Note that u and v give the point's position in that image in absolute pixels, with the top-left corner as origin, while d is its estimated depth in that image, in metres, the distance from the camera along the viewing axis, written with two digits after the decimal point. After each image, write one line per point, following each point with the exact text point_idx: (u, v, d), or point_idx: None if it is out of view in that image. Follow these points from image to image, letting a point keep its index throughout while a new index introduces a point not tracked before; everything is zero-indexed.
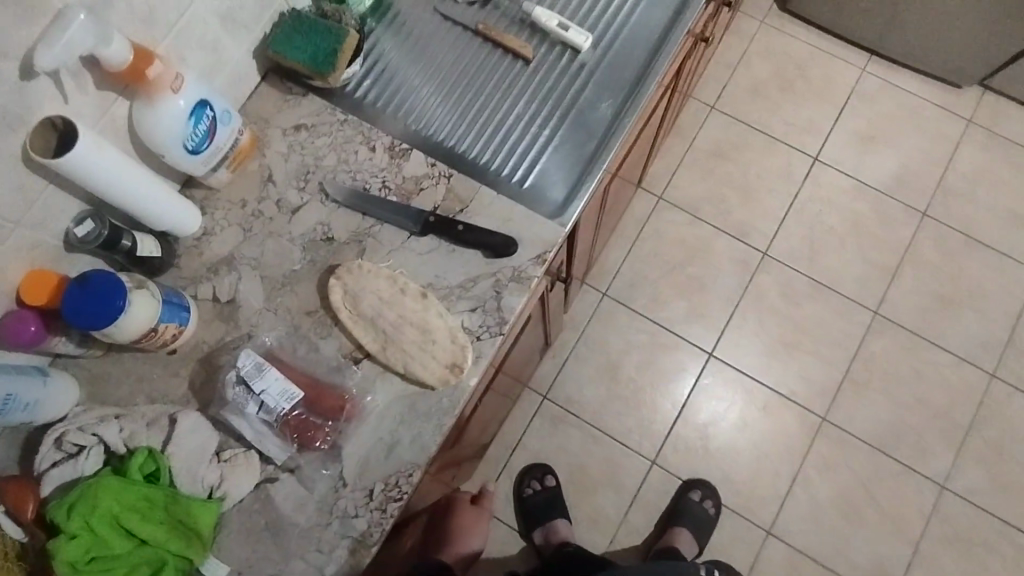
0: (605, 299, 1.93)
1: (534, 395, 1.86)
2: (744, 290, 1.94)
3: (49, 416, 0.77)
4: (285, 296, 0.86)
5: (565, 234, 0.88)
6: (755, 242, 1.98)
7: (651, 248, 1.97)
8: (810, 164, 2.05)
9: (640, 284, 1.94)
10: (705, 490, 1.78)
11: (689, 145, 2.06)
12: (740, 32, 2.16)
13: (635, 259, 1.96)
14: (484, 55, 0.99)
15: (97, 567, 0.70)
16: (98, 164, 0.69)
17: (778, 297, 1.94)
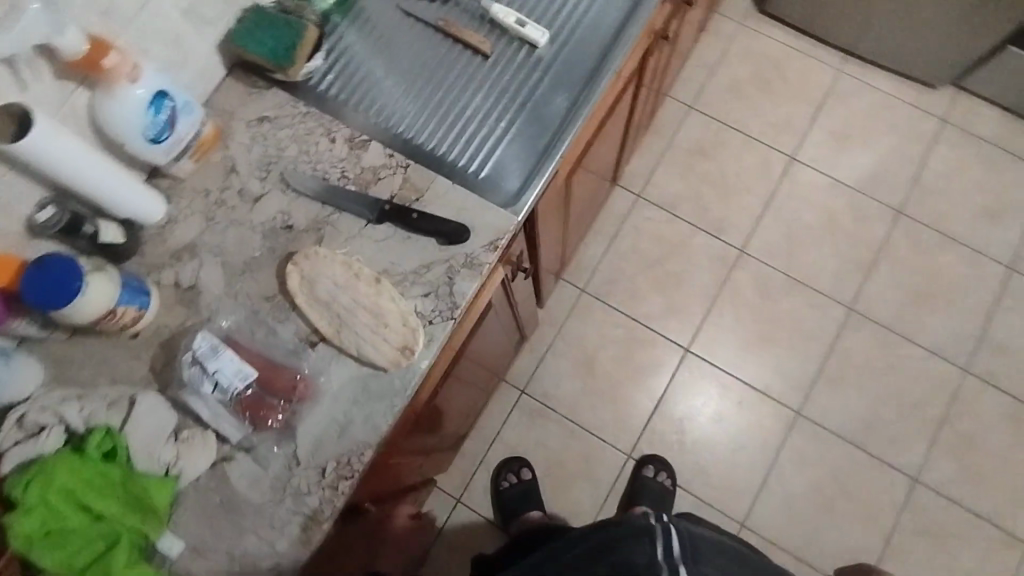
0: (583, 295, 1.96)
1: (512, 389, 1.89)
2: (721, 286, 1.97)
3: (10, 396, 0.80)
4: (246, 282, 0.88)
5: (517, 223, 0.91)
6: (731, 239, 2.01)
7: (629, 245, 2.00)
8: (786, 163, 2.08)
9: (618, 280, 1.97)
10: (658, 463, 1.81)
11: (668, 143, 2.09)
12: (719, 32, 2.19)
13: (614, 255, 1.99)
14: (444, 50, 1.02)
15: (53, 541, 0.73)
16: (55, 149, 0.72)
17: (754, 293, 1.97)
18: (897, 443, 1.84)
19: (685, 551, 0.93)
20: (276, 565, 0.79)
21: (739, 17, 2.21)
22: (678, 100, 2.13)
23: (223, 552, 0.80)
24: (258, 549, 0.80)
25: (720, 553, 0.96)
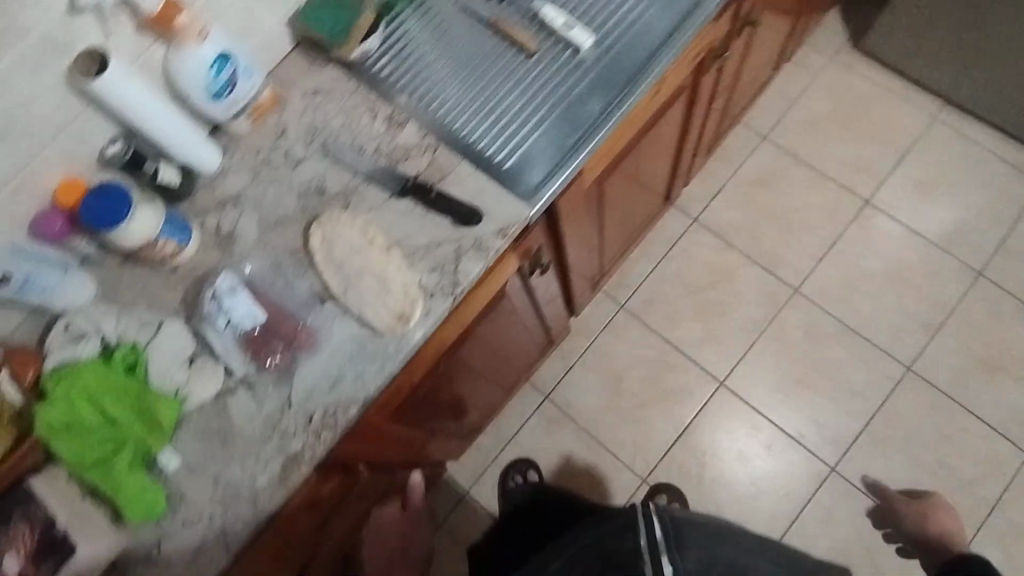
0: (622, 311, 1.94)
1: (536, 393, 1.90)
2: (767, 323, 1.90)
3: (62, 303, 0.90)
4: (276, 235, 0.96)
5: (531, 215, 0.94)
6: (786, 277, 1.93)
7: (677, 268, 1.96)
8: (859, 207, 1.98)
9: (660, 301, 1.94)
10: (673, 494, 1.75)
11: (734, 171, 2.04)
12: (806, 64, 2.12)
13: (659, 276, 1.96)
14: (492, 45, 1.06)
15: (70, 433, 0.82)
16: (126, 91, 0.82)
17: (802, 335, 1.88)
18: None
19: (676, 543, 0.82)
20: (254, 496, 0.85)
21: (830, 51, 2.13)
22: (751, 129, 2.08)
23: (211, 475, 0.87)
24: (241, 478, 0.86)
25: (714, 541, 0.84)
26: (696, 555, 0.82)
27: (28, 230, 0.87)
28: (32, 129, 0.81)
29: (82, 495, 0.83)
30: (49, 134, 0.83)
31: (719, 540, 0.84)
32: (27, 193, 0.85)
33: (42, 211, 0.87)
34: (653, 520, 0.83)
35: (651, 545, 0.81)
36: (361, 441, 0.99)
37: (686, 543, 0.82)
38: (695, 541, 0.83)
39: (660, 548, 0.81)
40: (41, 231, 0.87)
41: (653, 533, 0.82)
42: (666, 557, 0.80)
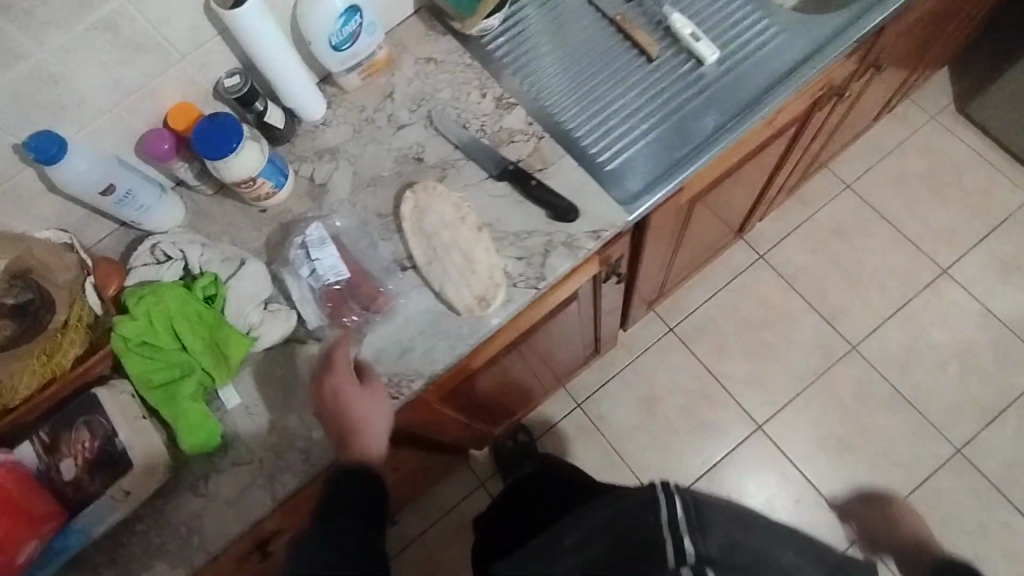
0: (670, 334, 1.90)
1: (569, 399, 1.87)
2: (818, 376, 1.84)
3: (152, 224, 0.92)
4: (367, 195, 0.96)
5: (627, 222, 0.91)
6: (845, 332, 1.87)
7: (734, 301, 1.92)
8: (935, 274, 1.91)
9: (710, 331, 1.90)
10: None
11: (810, 215, 1.98)
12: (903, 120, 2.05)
13: (714, 306, 1.91)
14: (612, 44, 1.04)
15: (143, 352, 0.84)
16: (259, 27, 0.81)
17: (850, 394, 1.82)
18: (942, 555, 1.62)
19: (696, 527, 0.67)
20: (307, 449, 0.85)
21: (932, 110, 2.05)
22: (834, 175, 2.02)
23: (268, 420, 0.87)
24: (296, 428, 0.86)
25: (738, 527, 0.69)
26: (718, 543, 0.67)
27: (137, 146, 0.87)
28: (161, 49, 0.80)
29: (142, 415, 0.82)
30: (175, 56, 0.82)
31: (745, 526, 0.70)
32: (143, 110, 0.85)
33: (151, 130, 0.86)
34: (672, 501, 0.69)
35: (668, 528, 0.68)
36: (410, 415, 0.98)
37: (709, 523, 0.68)
38: (720, 528, 0.68)
39: (681, 530, 0.67)
40: (150, 150, 0.86)
41: (674, 513, 0.68)
42: (687, 540, 0.66)
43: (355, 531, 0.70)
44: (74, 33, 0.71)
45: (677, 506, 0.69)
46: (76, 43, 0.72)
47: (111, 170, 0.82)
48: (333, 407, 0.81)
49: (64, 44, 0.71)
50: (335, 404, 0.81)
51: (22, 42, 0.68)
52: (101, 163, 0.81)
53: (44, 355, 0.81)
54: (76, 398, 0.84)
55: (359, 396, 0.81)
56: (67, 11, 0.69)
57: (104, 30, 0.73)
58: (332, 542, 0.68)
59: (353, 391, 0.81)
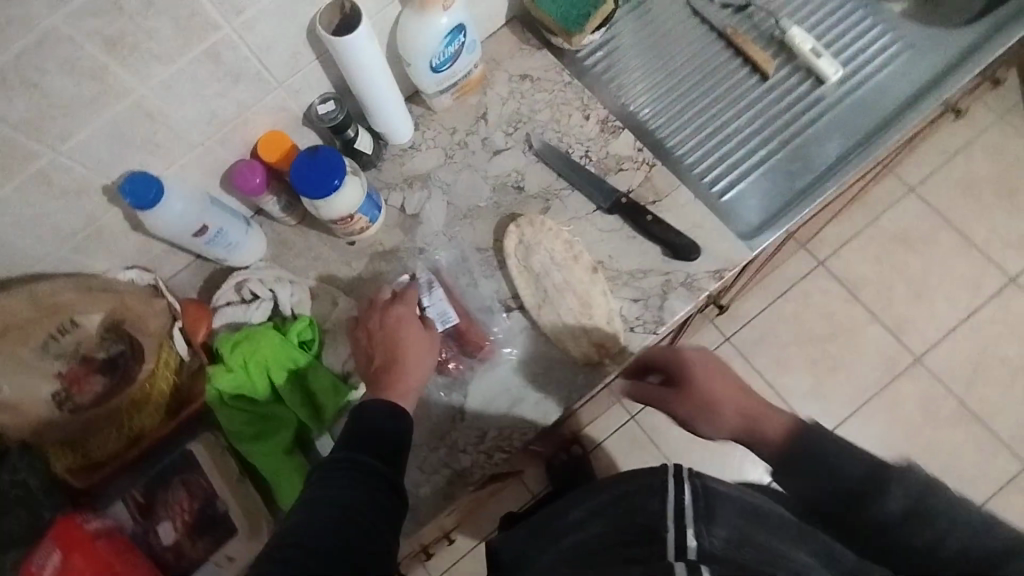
0: (725, 345, 1.42)
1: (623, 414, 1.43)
2: (879, 390, 1.39)
3: (236, 260, 0.85)
4: (464, 228, 0.89)
5: (751, 258, 0.85)
6: (909, 341, 1.40)
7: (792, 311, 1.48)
8: (1001, 283, 1.42)
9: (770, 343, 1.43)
10: None
11: (875, 215, 1.47)
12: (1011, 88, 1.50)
13: (778, 317, 1.44)
14: (722, 59, 0.96)
15: (239, 404, 0.79)
16: (365, 53, 0.74)
17: (913, 409, 1.38)
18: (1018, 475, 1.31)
19: (702, 512, 0.61)
20: (414, 506, 0.80)
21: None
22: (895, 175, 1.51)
23: None
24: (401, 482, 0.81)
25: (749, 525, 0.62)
26: (724, 536, 0.60)
27: (224, 178, 0.81)
28: (260, 78, 0.73)
29: (240, 473, 0.79)
30: (272, 84, 0.75)
31: (756, 524, 0.64)
32: (234, 141, 0.77)
33: (240, 161, 0.79)
34: (682, 483, 0.65)
35: (674, 520, 0.60)
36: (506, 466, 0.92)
37: (720, 515, 0.62)
38: (726, 521, 0.62)
39: (685, 519, 0.60)
40: (239, 184, 0.79)
41: (681, 501, 0.62)
42: (691, 530, 0.59)
43: (380, 472, 0.60)
44: (177, 67, 0.65)
45: (688, 492, 0.64)
46: (178, 78, 0.66)
47: (203, 211, 0.76)
48: (387, 342, 0.76)
49: (165, 79, 0.65)
50: (388, 337, 0.76)
51: (123, 79, 0.63)
52: (195, 204, 0.74)
53: (132, 406, 0.77)
54: (167, 455, 0.79)
55: (416, 341, 0.76)
56: (171, 43, 0.63)
57: (206, 62, 0.67)
58: (354, 476, 0.59)
59: (410, 332, 0.76)
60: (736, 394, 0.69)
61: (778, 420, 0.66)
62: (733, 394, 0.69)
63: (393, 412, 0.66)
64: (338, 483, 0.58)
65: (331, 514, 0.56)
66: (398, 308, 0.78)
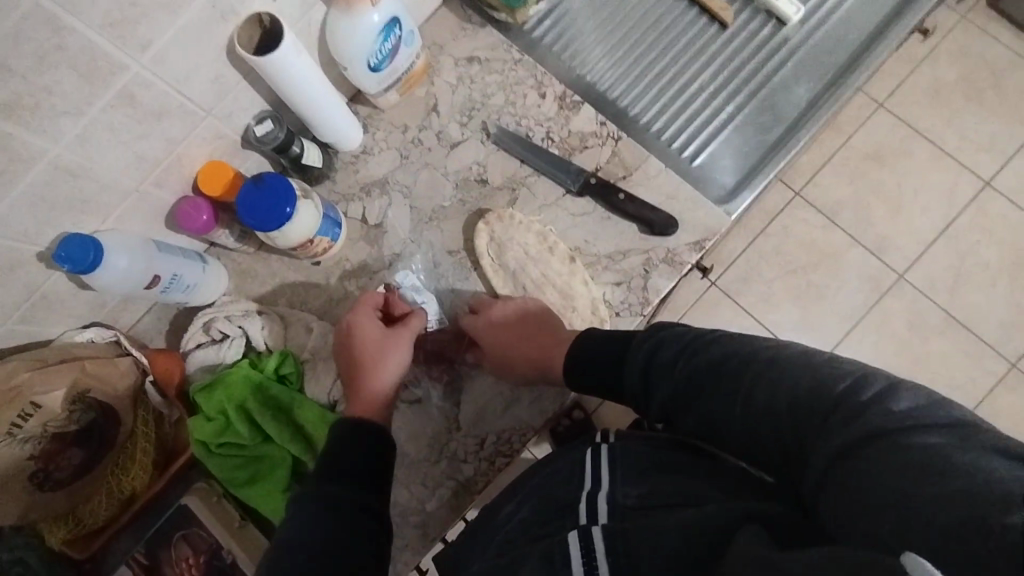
0: (713, 290, 1.26)
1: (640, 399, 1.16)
2: (866, 312, 1.23)
3: (201, 300, 0.80)
4: (431, 231, 0.85)
5: (729, 223, 0.82)
6: (891, 261, 1.24)
7: (778, 246, 1.26)
8: (976, 190, 1.25)
9: (755, 280, 1.25)
10: None
11: (844, 139, 1.28)
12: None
13: (760, 256, 1.26)
14: (679, 11, 0.90)
15: (224, 451, 0.76)
16: (294, 67, 0.68)
17: (902, 327, 1.22)
18: (1007, 396, 1.19)
19: (618, 477, 0.61)
20: (424, 522, 0.79)
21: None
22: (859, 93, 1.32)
23: None
24: (405, 501, 0.79)
25: (671, 474, 0.60)
26: (640, 493, 0.58)
27: (168, 220, 0.75)
28: (185, 111, 0.67)
29: (241, 518, 0.78)
30: (199, 114, 0.69)
31: (667, 471, 0.60)
32: (170, 180, 0.72)
33: (182, 200, 0.74)
34: (599, 452, 0.65)
35: (588, 490, 0.61)
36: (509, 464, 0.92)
37: (634, 471, 0.61)
38: (645, 473, 0.60)
39: (592, 493, 0.60)
40: (185, 224, 0.74)
41: (596, 469, 0.63)
42: (598, 493, 0.60)
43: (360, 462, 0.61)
44: (89, 118, 0.60)
45: (606, 465, 0.63)
46: (93, 128, 0.61)
47: (152, 262, 0.71)
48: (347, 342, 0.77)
49: (79, 133, 0.61)
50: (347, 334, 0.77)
51: (31, 142, 0.58)
52: (142, 255, 0.70)
53: (117, 469, 0.74)
54: (162, 511, 0.77)
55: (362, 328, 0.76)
56: (75, 94, 0.58)
57: (120, 107, 0.62)
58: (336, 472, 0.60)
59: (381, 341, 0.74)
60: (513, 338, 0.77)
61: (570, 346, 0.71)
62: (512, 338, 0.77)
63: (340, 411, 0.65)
64: (325, 471, 0.60)
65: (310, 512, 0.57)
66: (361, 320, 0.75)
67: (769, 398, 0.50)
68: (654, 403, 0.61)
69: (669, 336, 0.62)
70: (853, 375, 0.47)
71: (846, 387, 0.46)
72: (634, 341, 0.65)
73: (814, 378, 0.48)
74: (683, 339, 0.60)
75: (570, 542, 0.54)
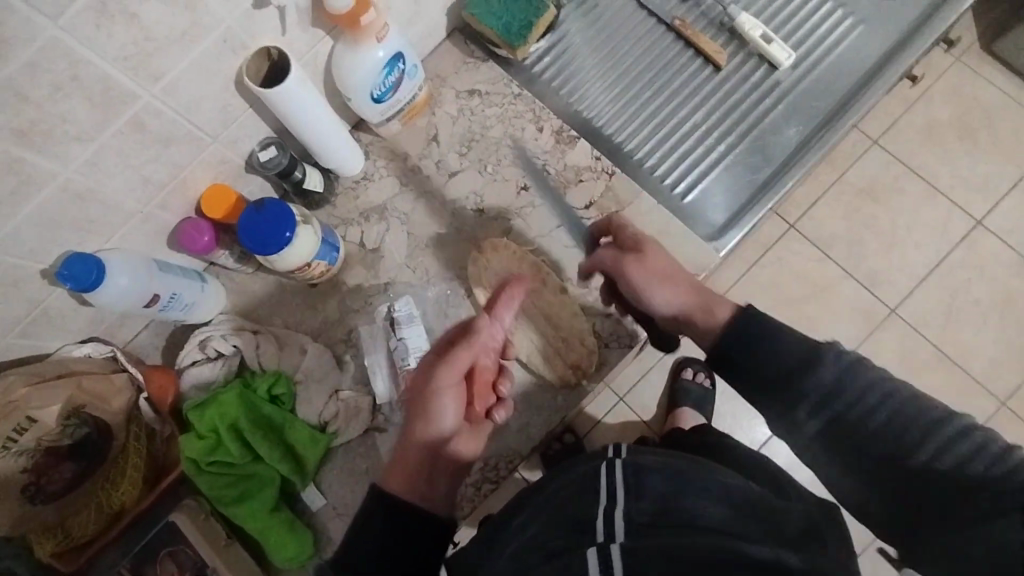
0: None
1: (633, 426, 1.17)
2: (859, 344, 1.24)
3: (198, 318, 0.81)
4: (427, 257, 0.87)
5: (718, 260, 0.85)
6: (884, 295, 1.26)
7: (773, 277, 1.28)
8: (967, 228, 1.27)
9: None
10: None
11: (838, 174, 1.30)
12: (968, 29, 1.32)
13: (755, 286, 1.27)
14: (674, 53, 0.93)
15: (215, 469, 0.77)
16: (298, 99, 0.70)
17: (895, 359, 1.23)
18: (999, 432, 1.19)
19: (629, 488, 0.58)
20: None
21: (989, 21, 1.32)
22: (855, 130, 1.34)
23: None
24: None
25: (679, 488, 0.57)
26: (652, 509, 0.56)
27: (170, 239, 0.77)
28: (192, 137, 0.70)
29: (228, 536, 0.78)
30: (206, 140, 0.71)
31: (675, 483, 0.58)
32: (174, 202, 0.74)
33: (185, 221, 0.75)
34: (611, 469, 0.61)
35: (604, 505, 0.58)
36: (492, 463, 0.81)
37: (647, 487, 0.58)
38: (655, 488, 0.58)
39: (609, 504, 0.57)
40: (187, 244, 0.76)
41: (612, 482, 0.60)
42: (613, 508, 0.56)
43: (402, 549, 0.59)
44: (99, 143, 0.62)
45: (619, 480, 0.60)
46: (102, 153, 0.63)
47: (153, 280, 0.73)
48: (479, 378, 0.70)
49: (88, 158, 0.63)
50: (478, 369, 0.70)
51: (43, 166, 0.60)
52: (144, 274, 0.72)
53: (107, 483, 0.75)
54: (150, 526, 0.78)
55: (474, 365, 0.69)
56: (87, 121, 0.60)
57: (129, 133, 0.64)
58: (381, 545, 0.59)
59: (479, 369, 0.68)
60: (666, 284, 0.64)
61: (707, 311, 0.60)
62: (662, 287, 0.64)
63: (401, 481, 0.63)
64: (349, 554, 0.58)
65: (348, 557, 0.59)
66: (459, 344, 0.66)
67: (894, 440, 0.47)
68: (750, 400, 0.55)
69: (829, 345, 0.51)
70: (986, 441, 0.45)
71: (964, 438, 0.46)
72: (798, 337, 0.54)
73: (946, 434, 0.46)
74: (759, 326, 0.54)
75: (588, 555, 0.51)
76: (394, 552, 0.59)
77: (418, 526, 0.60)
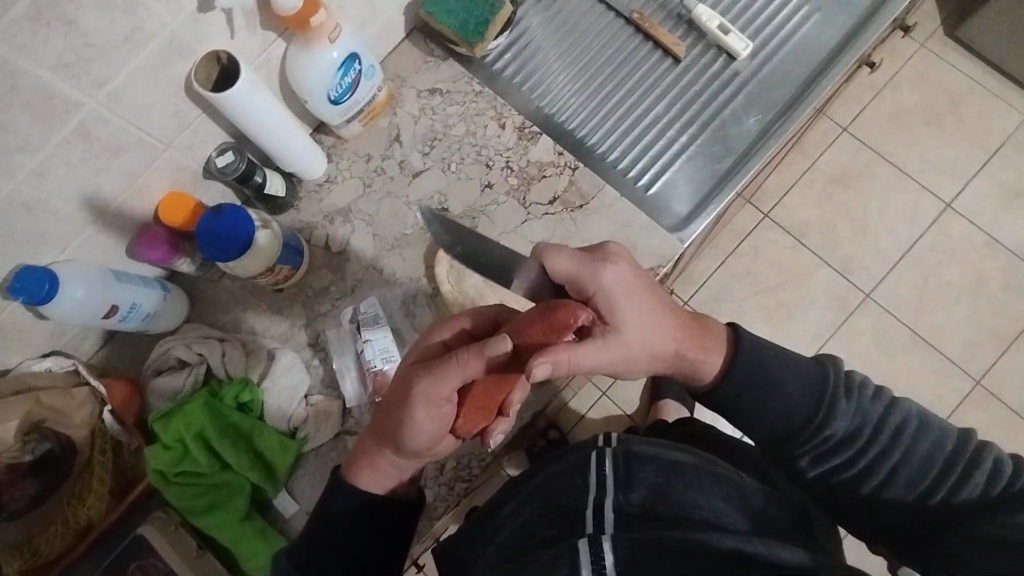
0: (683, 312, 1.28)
1: (614, 420, 1.18)
2: (834, 330, 1.26)
3: (160, 327, 0.81)
4: (393, 258, 0.86)
5: (683, 250, 0.85)
6: (857, 281, 1.27)
7: (747, 267, 1.29)
8: (937, 212, 1.29)
9: (725, 300, 1.27)
10: None
11: (808, 162, 1.32)
12: (928, 15, 1.34)
13: (730, 277, 1.28)
14: (633, 46, 0.93)
15: (183, 479, 0.76)
16: (250, 102, 0.69)
17: (871, 343, 1.25)
18: (976, 412, 1.21)
19: (618, 479, 0.62)
20: None
21: (949, 7, 1.34)
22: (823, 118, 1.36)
23: None
24: None
25: (667, 478, 0.61)
26: (642, 498, 0.60)
27: (129, 250, 0.75)
28: (144, 144, 0.69)
29: (198, 548, 0.77)
30: (159, 147, 0.71)
31: (670, 475, 0.62)
32: (130, 211, 0.73)
33: (143, 230, 0.74)
34: (603, 458, 0.64)
35: (594, 496, 0.61)
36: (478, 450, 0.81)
37: (639, 477, 0.62)
38: (648, 479, 0.62)
39: (603, 490, 0.61)
40: (145, 254, 0.75)
41: (603, 471, 0.63)
42: (608, 500, 0.60)
43: (381, 535, 0.64)
44: (45, 153, 0.62)
45: (609, 468, 0.63)
46: (49, 163, 0.62)
47: (110, 291, 0.72)
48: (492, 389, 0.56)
49: (35, 168, 0.62)
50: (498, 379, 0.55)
51: None
52: (99, 286, 0.71)
53: (73, 500, 0.74)
54: (120, 539, 0.77)
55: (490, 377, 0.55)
56: (31, 131, 0.59)
57: (77, 142, 0.63)
58: (363, 539, 0.63)
59: (478, 388, 0.56)
60: (666, 344, 0.63)
61: (706, 349, 0.64)
62: (662, 357, 0.64)
63: (374, 475, 0.64)
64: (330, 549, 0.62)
65: (331, 549, 0.62)
66: (463, 354, 0.54)
67: (903, 465, 0.57)
68: (755, 433, 0.63)
69: (838, 376, 0.61)
70: (984, 467, 0.55)
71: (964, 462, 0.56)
72: (825, 373, 0.62)
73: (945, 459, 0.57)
74: (769, 365, 0.63)
75: (581, 549, 0.55)
76: (370, 542, 0.64)
77: (390, 516, 0.64)
